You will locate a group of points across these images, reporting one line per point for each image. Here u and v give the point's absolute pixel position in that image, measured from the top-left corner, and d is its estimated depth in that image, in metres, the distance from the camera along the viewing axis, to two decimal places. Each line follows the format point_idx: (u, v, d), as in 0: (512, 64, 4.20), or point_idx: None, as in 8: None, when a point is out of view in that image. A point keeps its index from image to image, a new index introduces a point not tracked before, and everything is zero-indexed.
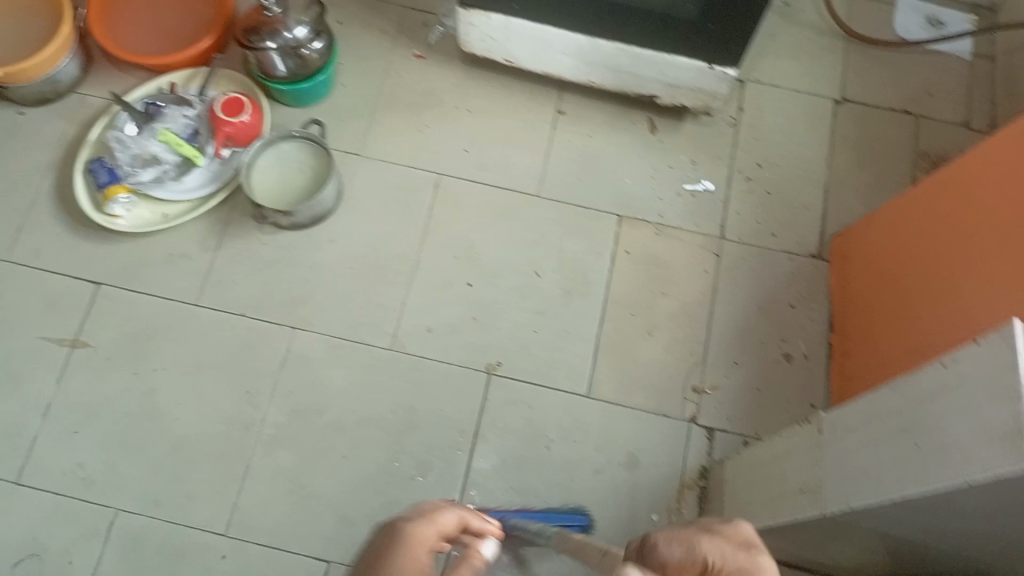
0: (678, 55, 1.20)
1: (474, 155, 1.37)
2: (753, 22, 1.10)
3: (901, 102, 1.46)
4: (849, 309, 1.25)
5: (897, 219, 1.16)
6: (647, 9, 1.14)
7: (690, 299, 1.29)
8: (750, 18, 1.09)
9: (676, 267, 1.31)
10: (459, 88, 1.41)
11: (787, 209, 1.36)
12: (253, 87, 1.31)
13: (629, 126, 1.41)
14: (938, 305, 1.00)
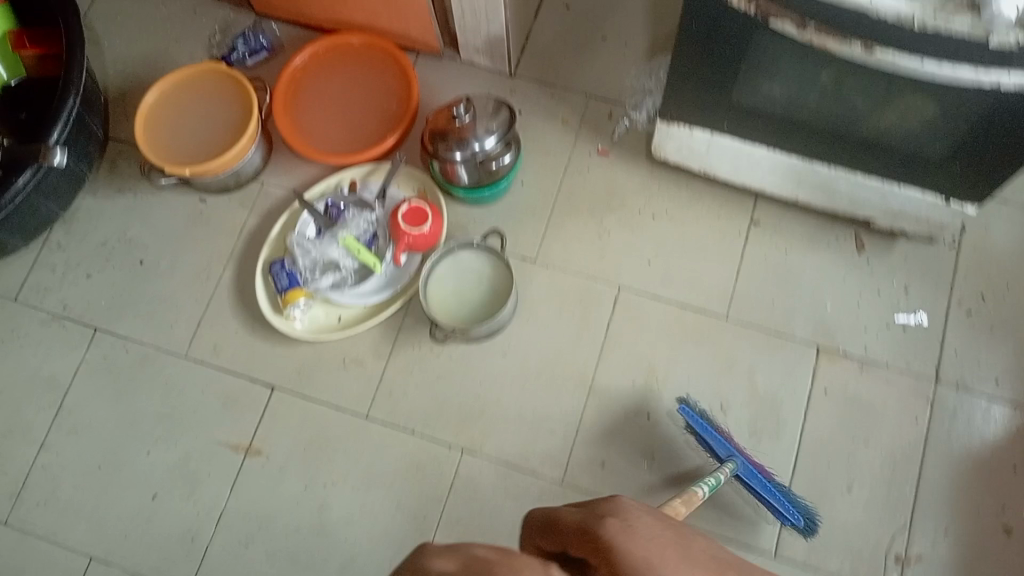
0: (911, 186, 1.10)
1: (660, 266, 1.28)
2: (1017, 167, 0.98)
3: None
4: None
5: None
6: (886, 145, 1.04)
7: (895, 453, 1.17)
8: (1014, 163, 0.97)
9: (885, 413, 1.19)
10: (645, 189, 1.32)
11: (1013, 352, 1.21)
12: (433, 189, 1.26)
13: (832, 243, 1.28)
14: None
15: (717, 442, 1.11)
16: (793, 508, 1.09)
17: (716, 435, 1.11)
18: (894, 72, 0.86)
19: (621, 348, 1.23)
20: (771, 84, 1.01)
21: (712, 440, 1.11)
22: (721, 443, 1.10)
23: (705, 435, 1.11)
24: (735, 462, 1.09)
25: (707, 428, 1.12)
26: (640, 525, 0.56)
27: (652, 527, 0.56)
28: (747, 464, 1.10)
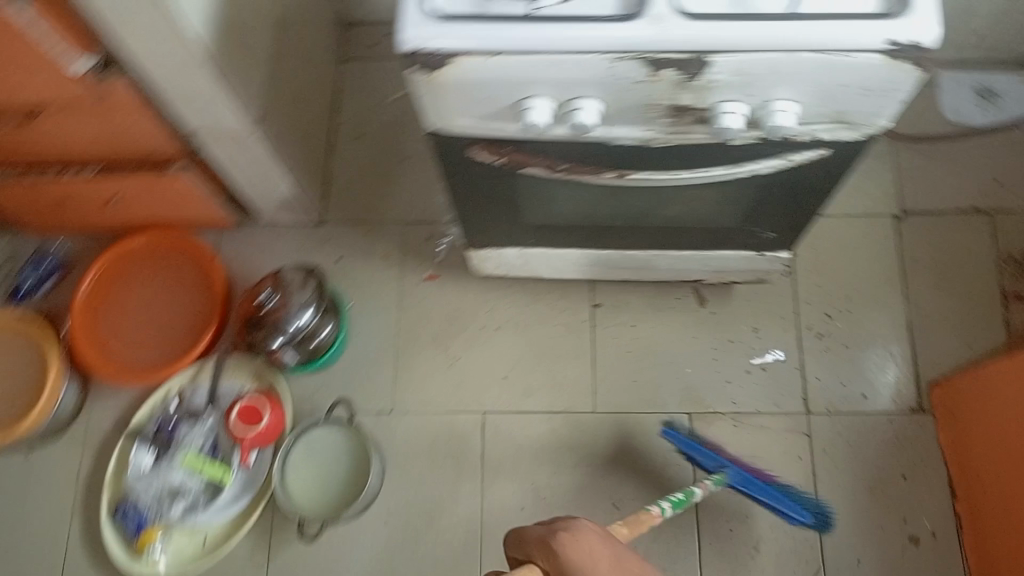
0: (724, 248, 1.10)
1: (516, 379, 1.25)
2: (809, 214, 0.97)
3: (970, 200, 1.30)
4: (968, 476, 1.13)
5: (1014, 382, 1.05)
6: (684, 227, 1.03)
7: None
8: (805, 213, 0.97)
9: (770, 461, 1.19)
10: (483, 303, 1.29)
11: (871, 362, 1.23)
12: (267, 371, 1.20)
13: (675, 305, 1.28)
14: None
15: (705, 456, 1.11)
16: (800, 507, 1.09)
17: (706, 452, 1.11)
18: (654, 174, 0.85)
19: (502, 473, 1.20)
20: (556, 206, 0.98)
21: (700, 456, 1.11)
22: (711, 459, 1.11)
23: (693, 453, 1.11)
24: (728, 474, 1.09)
25: (693, 446, 1.12)
26: (592, 540, 0.71)
27: (603, 545, 0.71)
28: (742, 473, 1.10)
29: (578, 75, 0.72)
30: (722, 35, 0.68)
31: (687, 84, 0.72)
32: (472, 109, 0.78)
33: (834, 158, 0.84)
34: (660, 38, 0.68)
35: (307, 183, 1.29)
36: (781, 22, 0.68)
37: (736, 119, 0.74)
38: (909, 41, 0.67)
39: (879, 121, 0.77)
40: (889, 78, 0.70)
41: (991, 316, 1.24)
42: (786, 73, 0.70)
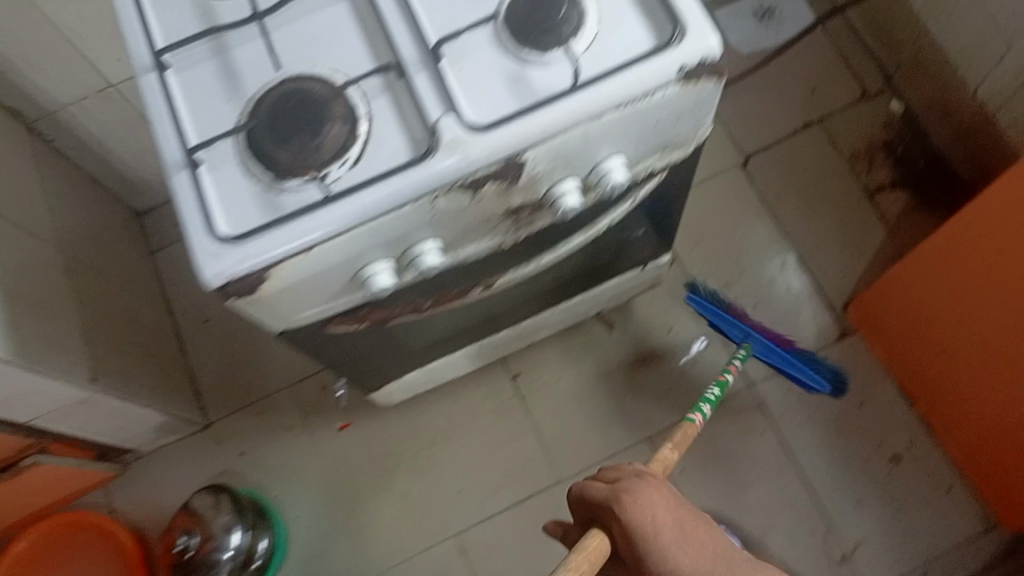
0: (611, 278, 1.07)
1: (473, 486, 1.20)
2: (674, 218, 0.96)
3: (797, 118, 1.32)
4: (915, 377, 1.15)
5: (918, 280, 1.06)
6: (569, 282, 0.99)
7: (772, 471, 1.17)
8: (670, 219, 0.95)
9: (738, 446, 1.19)
10: (408, 427, 1.22)
11: (785, 309, 1.23)
12: None
13: (587, 341, 1.25)
14: None
15: (728, 327, 1.05)
16: (819, 378, 1.05)
17: (728, 320, 1.05)
18: (521, 266, 0.80)
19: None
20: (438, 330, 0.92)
21: (725, 326, 1.06)
22: (731, 326, 1.05)
23: (716, 324, 1.05)
24: (751, 344, 1.04)
25: (719, 316, 1.05)
26: (654, 499, 0.61)
27: (673, 506, 0.61)
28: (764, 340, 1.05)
29: (403, 226, 0.66)
30: (525, 133, 0.64)
31: (513, 188, 0.67)
32: (314, 299, 0.71)
33: (674, 173, 0.81)
34: (469, 162, 0.63)
35: (173, 397, 1.18)
36: (573, 96, 0.64)
37: (575, 193, 0.70)
38: (698, 59, 0.65)
39: (702, 128, 0.74)
40: (695, 97, 0.68)
41: (865, 215, 1.26)
42: (600, 135, 0.67)
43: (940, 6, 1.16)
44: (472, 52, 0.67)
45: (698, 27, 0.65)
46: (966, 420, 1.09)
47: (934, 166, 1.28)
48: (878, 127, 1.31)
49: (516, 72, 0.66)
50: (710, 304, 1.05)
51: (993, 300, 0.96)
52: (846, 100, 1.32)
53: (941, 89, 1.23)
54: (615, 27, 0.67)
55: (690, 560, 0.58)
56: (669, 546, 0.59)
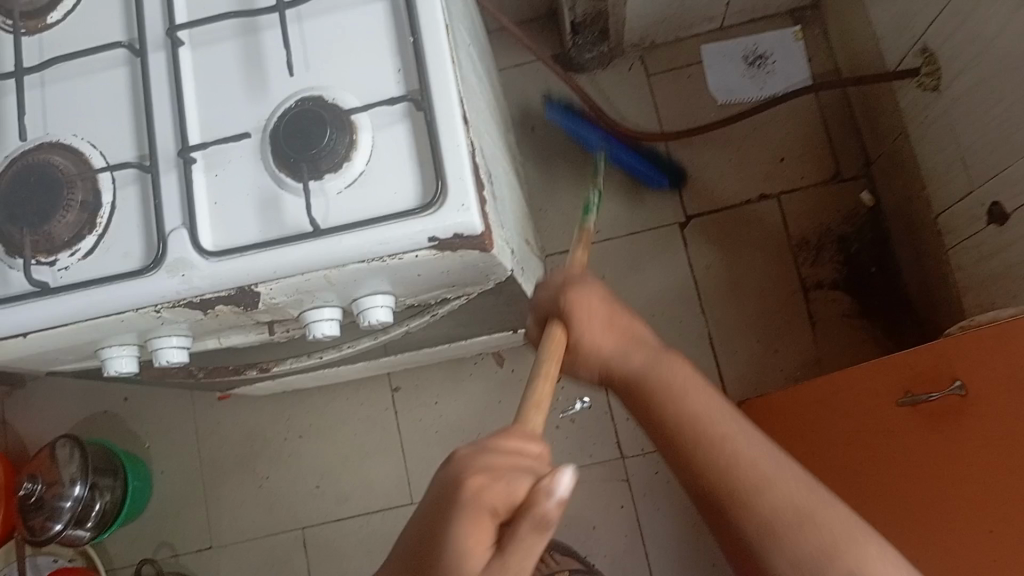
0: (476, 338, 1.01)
1: (329, 487, 1.22)
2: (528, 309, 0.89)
3: (754, 186, 1.22)
4: None
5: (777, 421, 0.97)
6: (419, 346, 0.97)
7: (619, 547, 1.22)
8: (522, 309, 0.89)
9: (591, 511, 1.24)
10: (283, 415, 1.25)
11: None
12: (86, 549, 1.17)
13: (473, 369, 1.22)
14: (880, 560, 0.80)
15: (588, 133, 1.21)
16: (660, 172, 1.22)
17: (585, 130, 1.21)
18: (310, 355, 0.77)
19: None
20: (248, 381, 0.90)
21: (581, 131, 1.22)
22: (589, 135, 1.21)
23: (575, 128, 1.21)
24: (606, 152, 1.20)
25: (576, 122, 1.21)
26: (593, 298, 0.67)
27: (608, 306, 0.67)
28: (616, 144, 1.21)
29: (133, 325, 0.64)
30: (248, 270, 0.60)
31: (252, 310, 0.64)
32: (59, 360, 0.70)
33: (483, 297, 0.75)
34: (189, 288, 0.60)
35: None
36: (308, 242, 0.59)
37: (331, 324, 0.65)
38: (451, 233, 0.58)
39: (497, 273, 0.68)
40: (461, 261, 0.61)
41: (792, 310, 1.18)
42: (347, 280, 0.62)
43: (922, 114, 1.01)
44: (230, 163, 0.63)
45: (461, 197, 0.58)
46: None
47: (884, 277, 1.16)
48: (839, 217, 1.19)
49: (269, 195, 0.62)
50: (566, 113, 1.21)
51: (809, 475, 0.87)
52: (814, 178, 1.21)
53: (907, 199, 1.10)
54: (385, 164, 0.61)
55: (615, 346, 0.65)
56: (599, 345, 0.65)
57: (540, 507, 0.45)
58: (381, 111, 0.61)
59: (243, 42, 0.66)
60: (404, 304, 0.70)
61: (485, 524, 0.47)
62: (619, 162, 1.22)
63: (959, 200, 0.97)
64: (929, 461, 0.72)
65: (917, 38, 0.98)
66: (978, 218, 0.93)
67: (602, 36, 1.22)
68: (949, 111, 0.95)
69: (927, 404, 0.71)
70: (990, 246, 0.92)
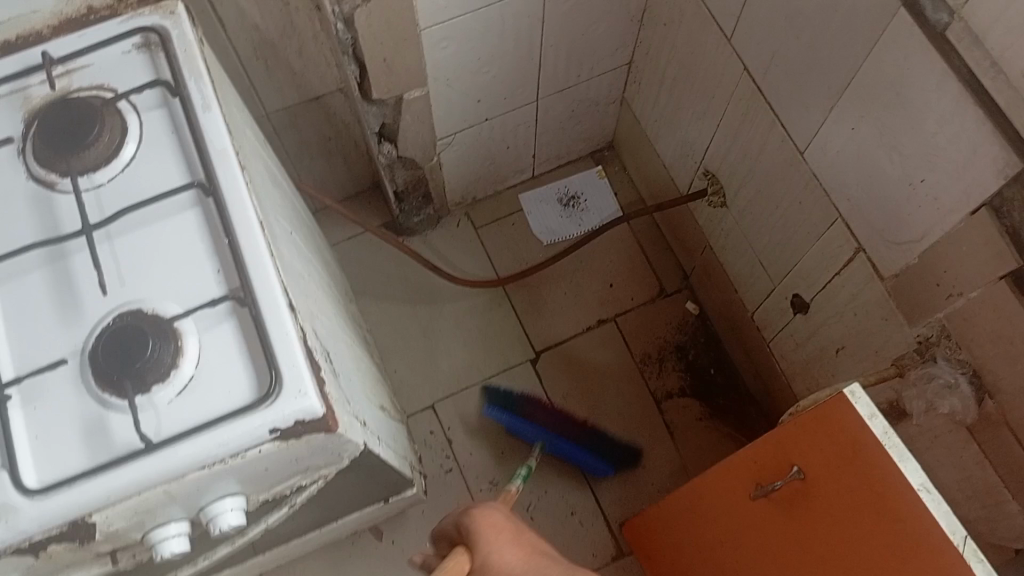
0: (347, 519, 0.97)
1: None
2: (392, 477, 0.89)
3: (592, 314, 1.29)
4: None
5: (669, 530, 0.98)
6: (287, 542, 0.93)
7: None
8: (386, 478, 0.88)
9: None
10: None
11: (559, 528, 1.17)
12: None
13: (352, 553, 1.17)
14: None
15: (531, 429, 1.15)
16: (603, 461, 1.16)
17: (525, 423, 1.16)
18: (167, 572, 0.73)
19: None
20: None
21: (520, 428, 1.16)
22: (531, 430, 1.15)
23: (518, 426, 1.16)
24: (545, 443, 1.14)
25: (516, 421, 1.16)
26: (493, 526, 0.66)
27: (509, 523, 0.67)
28: (562, 438, 1.15)
29: None
30: (79, 501, 0.57)
31: (90, 544, 0.60)
32: None
33: (343, 475, 0.74)
34: (16, 534, 0.56)
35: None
36: (141, 458, 0.57)
37: (179, 540, 0.62)
38: (292, 420, 0.58)
39: (349, 450, 0.68)
40: (307, 446, 0.61)
41: (651, 425, 1.23)
42: (190, 489, 0.59)
43: (718, 227, 1.13)
44: (48, 393, 0.60)
45: (298, 383, 0.59)
46: None
47: (724, 378, 1.24)
48: (672, 329, 1.28)
49: (96, 420, 0.59)
50: (502, 411, 1.17)
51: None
52: (642, 298, 1.30)
53: (727, 304, 1.20)
54: (214, 367, 0.61)
55: (514, 554, 0.62)
56: (503, 560, 0.62)
57: None
58: (205, 313, 0.62)
59: (49, 269, 0.64)
60: (259, 501, 0.68)
61: None
62: (565, 456, 1.15)
63: (766, 297, 1.07)
64: (794, 541, 0.73)
65: (699, 162, 1.11)
66: (787, 310, 1.02)
67: (426, 200, 1.30)
68: (739, 220, 1.06)
69: (781, 491, 0.73)
70: (802, 333, 1.01)
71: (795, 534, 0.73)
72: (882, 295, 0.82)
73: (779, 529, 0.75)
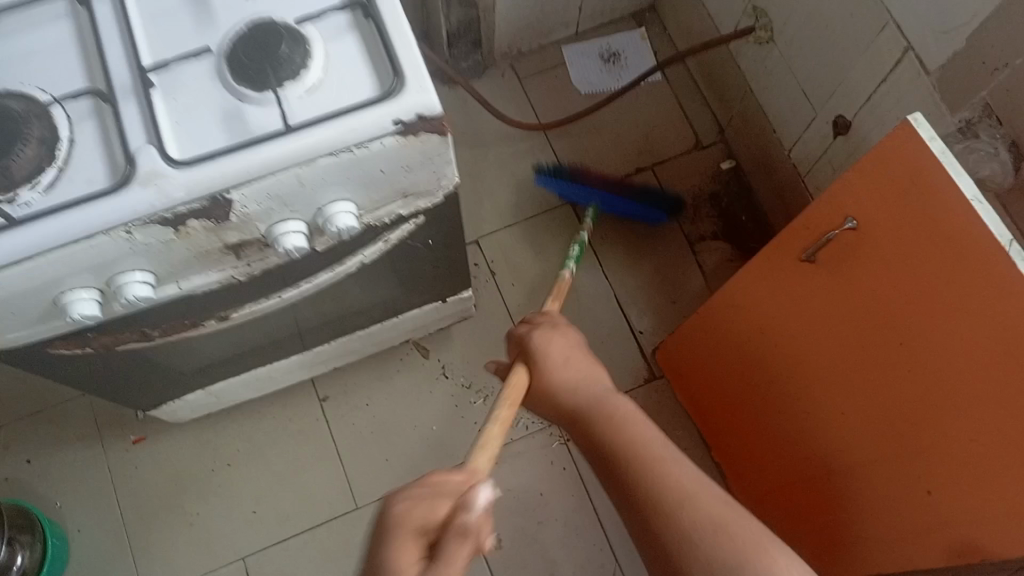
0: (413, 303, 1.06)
1: (266, 509, 1.20)
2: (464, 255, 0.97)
3: (631, 160, 1.37)
4: (738, 404, 1.14)
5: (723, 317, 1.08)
6: (366, 313, 1.02)
7: (568, 510, 1.25)
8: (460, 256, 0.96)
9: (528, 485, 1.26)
10: (205, 447, 1.23)
11: (590, 349, 1.29)
12: None
13: (401, 364, 1.27)
14: (841, 373, 0.91)
15: (576, 194, 1.30)
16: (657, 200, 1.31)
17: (576, 187, 1.30)
18: (296, 293, 0.82)
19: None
20: (190, 353, 0.90)
21: (575, 194, 1.30)
22: (580, 192, 1.29)
23: (567, 192, 1.29)
24: (595, 201, 1.28)
25: (565, 186, 1.30)
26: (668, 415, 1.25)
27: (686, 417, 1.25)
28: (606, 197, 1.29)
29: (100, 259, 0.64)
30: (221, 173, 0.62)
31: (222, 226, 0.66)
32: (16, 323, 0.68)
33: (435, 214, 0.81)
34: (164, 198, 0.61)
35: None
36: (280, 140, 0.63)
37: (297, 237, 0.69)
38: (415, 115, 0.64)
39: (446, 182, 0.74)
40: (422, 149, 0.67)
41: (685, 263, 1.33)
42: (318, 179, 0.65)
43: (763, 69, 1.19)
44: (188, 82, 0.66)
45: (420, 83, 0.65)
46: (773, 429, 1.08)
47: (754, 223, 1.33)
48: (707, 177, 1.36)
49: (232, 108, 0.65)
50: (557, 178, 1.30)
51: (779, 376, 1.02)
52: (679, 148, 1.38)
53: (763, 151, 1.27)
54: (341, 72, 0.67)
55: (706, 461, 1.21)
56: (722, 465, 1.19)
57: (465, 519, 0.57)
58: (329, 23, 0.68)
59: None
60: (364, 223, 0.74)
61: (410, 544, 0.59)
62: (618, 208, 1.29)
63: (808, 127, 1.13)
64: (854, 277, 0.83)
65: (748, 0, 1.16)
66: (826, 137, 1.09)
67: (476, 45, 1.34)
68: (786, 53, 1.12)
69: (831, 248, 0.84)
70: (841, 158, 1.08)
71: (870, 260, 0.80)
72: (929, 94, 0.89)
73: (856, 266, 0.82)
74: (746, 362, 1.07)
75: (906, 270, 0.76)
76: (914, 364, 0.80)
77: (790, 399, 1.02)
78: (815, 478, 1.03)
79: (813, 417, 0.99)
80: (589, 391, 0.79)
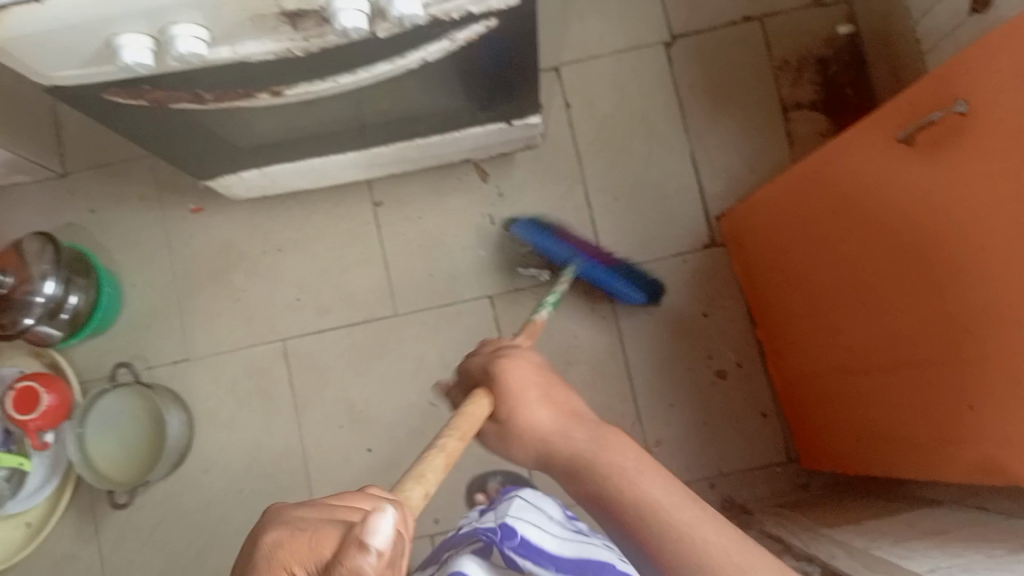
0: (478, 121, 1.04)
1: (310, 298, 1.27)
2: (535, 78, 0.92)
3: (739, 9, 1.27)
4: (788, 284, 1.10)
5: (796, 194, 1.03)
6: (427, 121, 1.00)
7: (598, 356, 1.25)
8: (531, 77, 0.92)
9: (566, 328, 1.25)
10: (258, 229, 1.28)
11: (650, 203, 1.26)
12: (56, 359, 1.21)
13: (458, 184, 1.27)
14: (901, 270, 0.86)
15: (556, 251, 1.15)
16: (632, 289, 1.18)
17: (554, 244, 1.15)
18: (357, 85, 0.81)
19: (337, 461, 1.23)
20: (248, 130, 0.91)
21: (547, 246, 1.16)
22: (555, 249, 1.15)
23: (544, 246, 1.16)
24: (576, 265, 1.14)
25: (544, 241, 1.16)
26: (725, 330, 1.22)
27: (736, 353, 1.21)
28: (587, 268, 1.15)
29: (147, 5, 0.60)
30: None
31: None
32: (72, 58, 0.67)
33: (510, 23, 0.76)
34: None
35: (26, 127, 1.21)
36: None
37: (355, 16, 0.64)
38: None
39: None
40: None
41: (772, 130, 1.25)
42: None
43: None
44: None
45: None
46: (818, 316, 1.05)
47: (859, 99, 1.23)
48: (819, 39, 1.25)
49: None
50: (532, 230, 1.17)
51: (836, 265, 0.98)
52: (795, 2, 1.26)
53: (887, 17, 1.15)
54: None
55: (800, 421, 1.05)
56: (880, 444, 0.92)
57: (353, 519, 0.45)
58: None
59: None
60: (429, 15, 0.69)
61: None
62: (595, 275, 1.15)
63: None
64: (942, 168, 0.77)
65: None
66: (959, 13, 0.97)
67: None
68: None
69: (928, 131, 0.78)
70: (970, 38, 0.97)
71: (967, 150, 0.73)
72: None
73: (949, 156, 0.76)
74: (807, 245, 1.03)
75: (1000, 162, 0.69)
76: (982, 266, 0.74)
77: (843, 289, 0.98)
78: (853, 370, 1.00)
79: (862, 311, 0.95)
80: (559, 414, 0.66)
